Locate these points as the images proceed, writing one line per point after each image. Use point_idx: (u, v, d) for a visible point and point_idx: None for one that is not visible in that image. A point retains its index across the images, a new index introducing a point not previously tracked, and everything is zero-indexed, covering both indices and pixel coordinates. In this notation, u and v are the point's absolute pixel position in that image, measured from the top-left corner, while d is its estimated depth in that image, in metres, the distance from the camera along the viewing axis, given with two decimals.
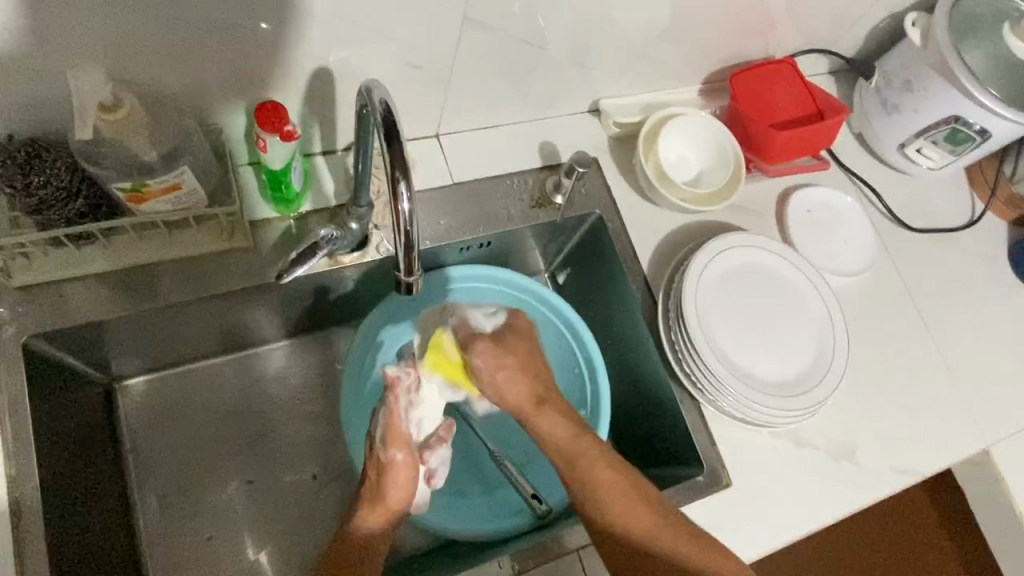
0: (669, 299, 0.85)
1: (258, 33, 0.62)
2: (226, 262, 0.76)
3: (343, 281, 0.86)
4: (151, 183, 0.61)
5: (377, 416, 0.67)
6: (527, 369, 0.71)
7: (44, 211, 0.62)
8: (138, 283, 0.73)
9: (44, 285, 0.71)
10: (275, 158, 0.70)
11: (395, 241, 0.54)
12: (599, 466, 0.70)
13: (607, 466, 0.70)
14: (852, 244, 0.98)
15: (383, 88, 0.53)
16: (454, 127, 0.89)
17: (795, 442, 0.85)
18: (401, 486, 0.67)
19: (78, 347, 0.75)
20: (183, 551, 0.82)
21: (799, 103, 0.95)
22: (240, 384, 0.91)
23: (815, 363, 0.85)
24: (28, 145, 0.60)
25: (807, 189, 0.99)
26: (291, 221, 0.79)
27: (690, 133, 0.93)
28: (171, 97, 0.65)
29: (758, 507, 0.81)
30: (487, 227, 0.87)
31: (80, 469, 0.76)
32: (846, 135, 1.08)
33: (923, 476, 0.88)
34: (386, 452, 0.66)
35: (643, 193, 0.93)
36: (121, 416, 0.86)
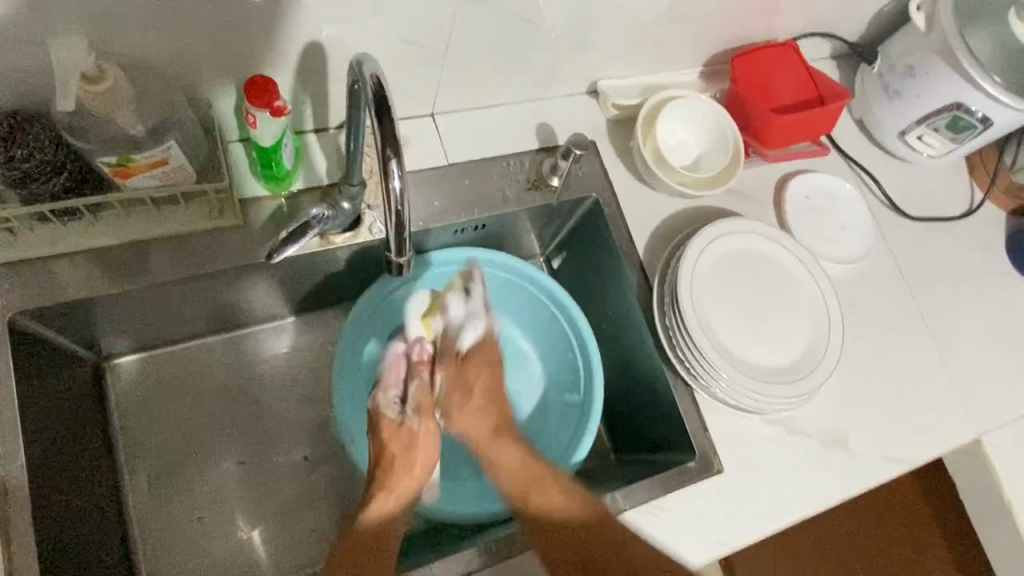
0: (664, 285, 0.84)
1: (249, 5, 0.60)
2: (216, 241, 0.75)
3: (335, 262, 0.85)
4: (137, 157, 0.60)
5: (410, 385, 0.75)
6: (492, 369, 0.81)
7: (28, 185, 0.60)
8: (126, 261, 0.72)
9: (30, 261, 0.70)
10: (265, 134, 0.68)
11: (387, 220, 0.53)
12: (517, 460, 0.77)
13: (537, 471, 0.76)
14: (849, 231, 0.98)
15: (375, 63, 0.52)
16: (449, 107, 0.87)
17: (788, 430, 0.85)
18: (423, 454, 0.74)
19: (65, 324, 0.74)
20: (172, 530, 0.82)
21: (801, 87, 0.94)
22: (231, 364, 0.90)
23: (810, 350, 0.85)
24: (11, 117, 0.59)
25: (805, 175, 0.98)
26: (283, 200, 0.78)
27: (690, 116, 0.91)
28: (158, 70, 0.63)
29: (749, 493, 0.81)
30: (482, 209, 0.86)
31: (69, 448, 0.75)
32: (847, 121, 1.07)
33: (914, 464, 0.88)
34: (416, 420, 0.74)
35: (641, 177, 0.92)
36: (110, 394, 0.85)
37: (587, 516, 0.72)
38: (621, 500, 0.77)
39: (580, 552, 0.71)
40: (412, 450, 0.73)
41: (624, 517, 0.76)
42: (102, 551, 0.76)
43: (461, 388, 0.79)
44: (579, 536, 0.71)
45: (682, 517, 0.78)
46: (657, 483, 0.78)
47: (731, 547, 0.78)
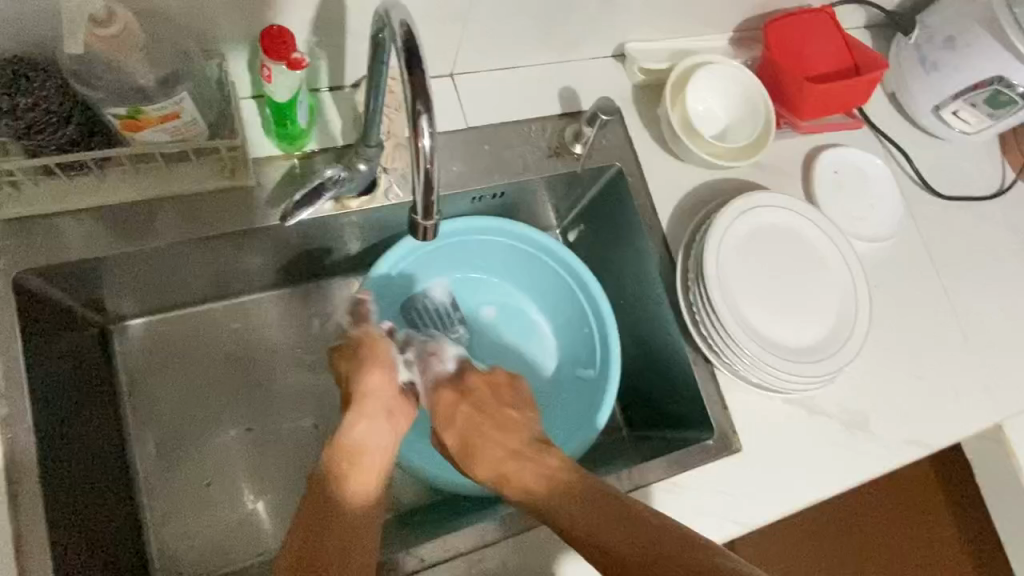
0: (688, 260, 0.82)
1: None
2: (228, 201, 0.72)
3: (349, 227, 0.82)
4: (148, 108, 0.56)
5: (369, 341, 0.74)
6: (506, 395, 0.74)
7: (33, 136, 0.57)
8: (135, 220, 0.69)
9: (34, 218, 0.67)
10: (281, 89, 0.65)
11: (414, 182, 0.49)
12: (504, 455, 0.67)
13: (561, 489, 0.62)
14: (878, 209, 0.94)
15: (403, 11, 0.48)
16: (469, 68, 0.84)
17: (808, 410, 0.83)
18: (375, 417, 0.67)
19: (70, 284, 0.72)
20: (181, 496, 0.80)
21: (835, 56, 0.90)
22: (240, 330, 0.88)
23: (835, 329, 0.83)
24: (14, 64, 0.56)
25: (835, 149, 0.94)
26: (296, 160, 0.75)
27: (719, 83, 0.88)
28: (169, 16, 0.60)
29: (768, 473, 0.79)
30: (501, 175, 0.83)
31: (76, 411, 0.73)
32: (879, 95, 1.03)
33: (935, 447, 0.86)
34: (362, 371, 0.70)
35: (666, 147, 0.88)
36: (117, 358, 0.83)
37: (583, 486, 0.62)
38: (639, 478, 0.75)
39: (587, 527, 0.58)
40: (370, 370, 0.69)
41: (642, 494, 0.75)
42: (111, 517, 0.75)
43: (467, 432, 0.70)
44: (571, 502, 0.60)
45: (700, 496, 0.76)
46: (675, 461, 0.77)
47: (748, 527, 0.77)
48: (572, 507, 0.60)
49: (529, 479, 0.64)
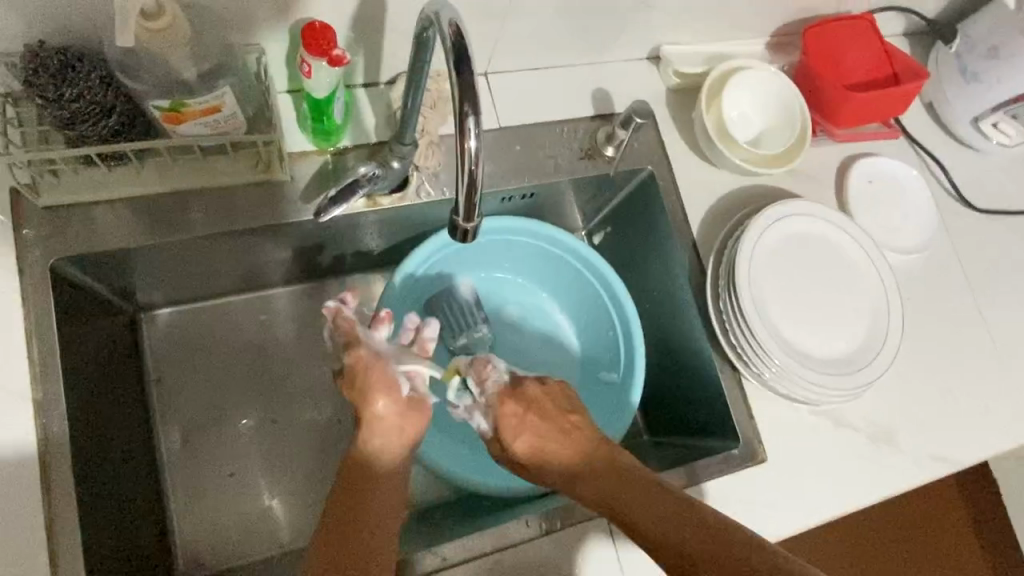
0: (718, 267, 0.81)
1: None
2: (261, 195, 0.72)
3: (378, 223, 0.82)
4: (190, 102, 0.56)
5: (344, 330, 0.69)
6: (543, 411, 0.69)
7: (76, 126, 0.58)
8: (169, 211, 0.70)
9: (72, 206, 0.67)
10: (319, 85, 0.65)
11: (456, 183, 0.49)
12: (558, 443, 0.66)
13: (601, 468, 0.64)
14: (912, 220, 0.93)
15: (452, 11, 0.48)
16: (503, 67, 0.83)
17: (835, 422, 0.82)
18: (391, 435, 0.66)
19: (104, 271, 0.73)
20: (204, 485, 0.81)
21: (874, 64, 0.88)
22: (266, 323, 0.88)
23: (866, 341, 0.82)
24: (61, 54, 0.56)
25: (869, 159, 0.93)
26: (329, 156, 0.75)
27: (756, 88, 0.86)
28: (212, 9, 0.60)
29: (793, 485, 0.78)
30: (533, 175, 0.82)
31: (106, 397, 0.74)
32: (915, 104, 1.01)
33: (963, 465, 0.85)
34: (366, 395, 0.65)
35: (699, 151, 0.87)
36: (146, 346, 0.84)
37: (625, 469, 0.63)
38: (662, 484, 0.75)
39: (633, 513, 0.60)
40: (379, 395, 0.65)
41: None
42: (137, 505, 0.75)
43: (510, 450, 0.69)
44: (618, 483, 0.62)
45: (723, 505, 0.76)
46: (700, 469, 0.76)
47: (771, 538, 0.76)
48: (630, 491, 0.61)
49: (585, 481, 0.64)
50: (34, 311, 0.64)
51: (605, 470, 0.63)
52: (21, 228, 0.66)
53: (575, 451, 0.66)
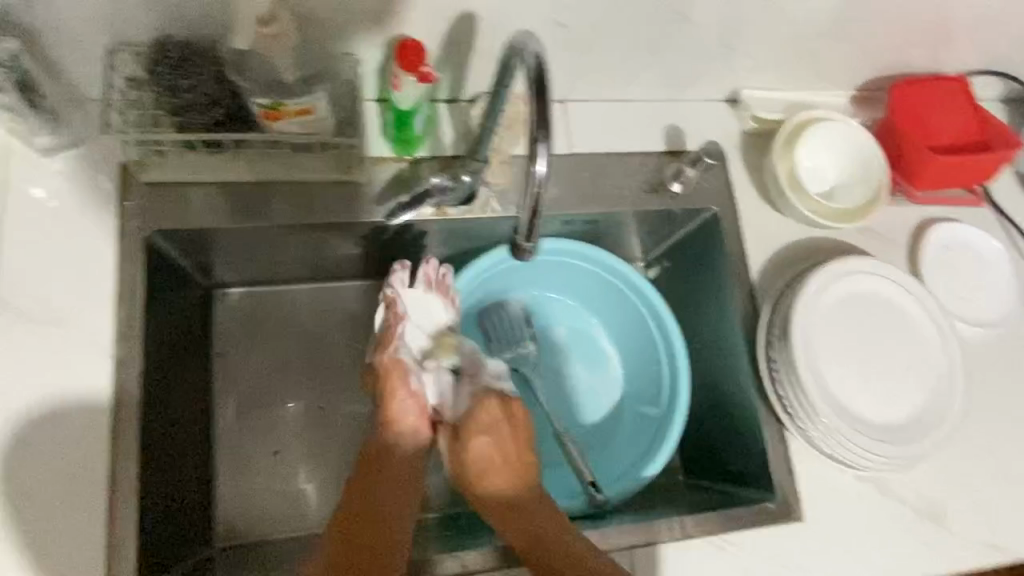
0: (774, 315, 0.80)
1: None
2: (339, 193, 0.77)
3: (442, 232, 0.85)
4: (288, 103, 0.62)
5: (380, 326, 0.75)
6: (499, 442, 0.69)
7: (186, 113, 0.65)
8: (254, 200, 0.75)
9: (171, 185, 0.74)
10: (404, 98, 0.69)
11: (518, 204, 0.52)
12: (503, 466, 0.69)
13: (514, 505, 0.68)
14: (988, 293, 0.89)
15: (536, 43, 0.51)
16: (581, 96, 0.86)
17: (880, 490, 0.79)
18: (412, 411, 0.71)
19: (189, 246, 0.79)
20: (249, 458, 0.86)
21: (964, 127, 0.86)
22: (326, 313, 0.93)
23: (923, 410, 0.78)
24: (185, 50, 0.64)
25: (948, 224, 0.90)
26: (404, 164, 0.78)
27: (834, 141, 0.85)
28: (318, 19, 0.65)
29: (827, 547, 0.76)
30: (597, 204, 0.84)
31: (175, 363, 0.80)
32: (1006, 172, 0.97)
33: (1019, 557, 0.80)
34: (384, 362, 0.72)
35: (768, 197, 0.87)
36: (216, 320, 0.90)
37: (535, 507, 0.68)
38: (691, 527, 0.74)
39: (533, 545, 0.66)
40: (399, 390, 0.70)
41: (690, 545, 0.73)
42: (188, 467, 0.80)
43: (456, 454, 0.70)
44: (524, 513, 0.68)
45: (751, 557, 0.74)
46: (731, 516, 0.75)
47: None
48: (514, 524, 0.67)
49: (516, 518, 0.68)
50: (126, 275, 0.70)
51: (519, 500, 0.68)
52: (127, 199, 0.72)
53: (507, 479, 0.69)
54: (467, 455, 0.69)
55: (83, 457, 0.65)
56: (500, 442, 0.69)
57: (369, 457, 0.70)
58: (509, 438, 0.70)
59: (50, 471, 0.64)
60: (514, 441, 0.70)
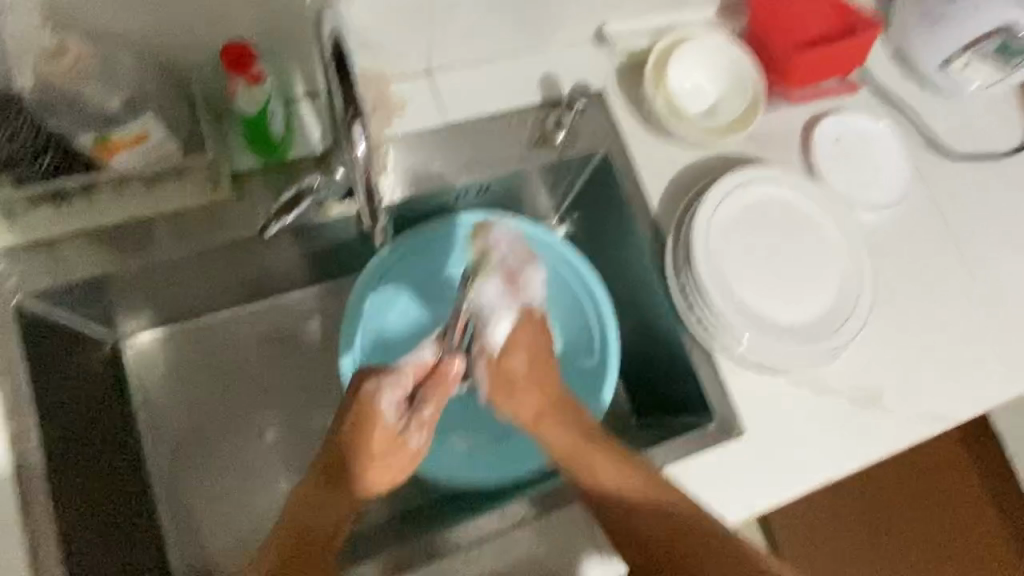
0: (678, 243, 0.80)
1: None
2: (216, 216, 0.74)
3: (336, 232, 0.83)
4: (116, 133, 0.59)
5: (276, 321, 0.92)
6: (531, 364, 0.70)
7: (14, 168, 0.60)
8: (126, 240, 0.72)
9: (35, 245, 0.70)
10: (247, 103, 0.66)
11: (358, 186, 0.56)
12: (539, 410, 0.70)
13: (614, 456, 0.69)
14: (883, 174, 0.90)
15: (337, 18, 0.54)
16: (446, 64, 0.84)
17: (814, 388, 0.81)
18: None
19: (72, 306, 0.75)
20: (196, 500, 0.84)
21: (827, 19, 0.86)
22: (245, 339, 0.90)
23: (838, 305, 0.79)
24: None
25: (834, 117, 0.90)
26: (276, 171, 0.76)
27: (706, 60, 0.85)
28: (128, 40, 0.61)
29: (771, 456, 0.78)
30: (483, 170, 0.82)
31: (91, 424, 0.76)
32: (882, 55, 0.98)
33: (952, 421, 0.83)
34: None
35: (652, 126, 0.86)
36: (130, 373, 0.87)
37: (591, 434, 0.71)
38: None
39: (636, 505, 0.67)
40: None
41: (695, 461, 0.76)
42: (129, 525, 0.77)
43: (509, 386, 0.70)
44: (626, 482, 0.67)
45: (699, 483, 0.76)
46: (677, 447, 0.76)
47: (752, 512, 0.76)
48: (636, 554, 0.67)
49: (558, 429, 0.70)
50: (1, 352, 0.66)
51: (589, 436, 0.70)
52: None
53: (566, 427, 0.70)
54: (515, 384, 0.70)
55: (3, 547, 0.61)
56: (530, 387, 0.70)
57: (29, 512, 0.62)
58: (546, 385, 0.71)
59: None
60: (537, 354, 0.70)
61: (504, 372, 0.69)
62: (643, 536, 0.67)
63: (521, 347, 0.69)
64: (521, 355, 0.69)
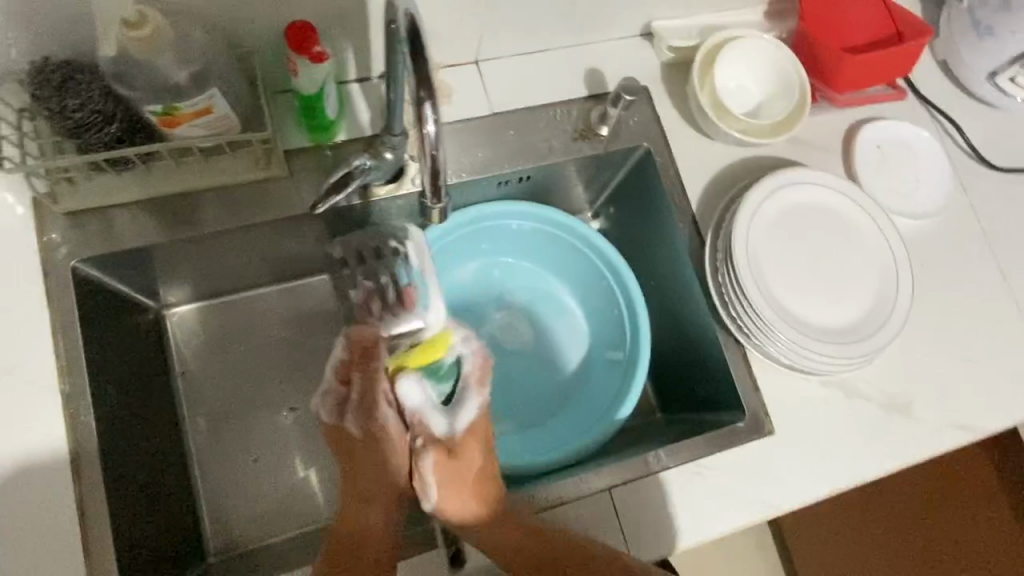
0: (717, 240, 0.81)
1: None
2: (266, 192, 0.76)
3: (379, 214, 0.85)
4: (182, 106, 0.59)
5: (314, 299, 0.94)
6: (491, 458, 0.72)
7: (82, 134, 0.62)
8: (178, 210, 0.74)
9: (91, 211, 0.72)
10: (306, 83, 0.68)
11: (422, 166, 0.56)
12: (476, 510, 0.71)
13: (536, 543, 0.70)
14: (924, 183, 0.90)
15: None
16: (494, 54, 0.85)
17: (844, 392, 0.82)
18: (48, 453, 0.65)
19: (123, 272, 0.77)
20: (229, 468, 0.86)
21: (876, 25, 0.86)
22: (283, 315, 0.92)
23: (872, 310, 0.80)
24: (64, 65, 0.60)
25: (877, 123, 0.90)
26: (326, 151, 0.77)
27: (752, 60, 0.85)
28: (197, 16, 0.63)
29: (799, 456, 0.78)
30: (525, 160, 0.83)
31: (135, 388, 0.79)
32: (928, 64, 0.97)
33: (982, 432, 0.83)
34: None
35: (695, 124, 0.87)
36: (171, 342, 0.89)
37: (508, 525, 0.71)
38: (663, 459, 0.76)
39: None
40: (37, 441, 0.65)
41: (723, 457, 0.77)
42: (168, 488, 0.80)
43: (456, 472, 0.70)
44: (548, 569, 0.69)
45: (727, 476, 0.77)
46: (705, 441, 0.77)
47: (778, 510, 0.76)
48: None
49: (495, 530, 0.70)
50: (58, 313, 0.69)
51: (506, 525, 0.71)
52: (45, 236, 0.71)
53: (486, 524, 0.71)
54: (462, 480, 0.71)
55: (55, 499, 0.64)
56: (460, 480, 0.71)
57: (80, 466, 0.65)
58: (478, 479, 0.71)
59: (18, 524, 0.63)
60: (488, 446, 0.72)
61: (450, 463, 0.70)
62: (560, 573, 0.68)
63: (472, 448, 0.71)
64: (476, 458, 0.71)
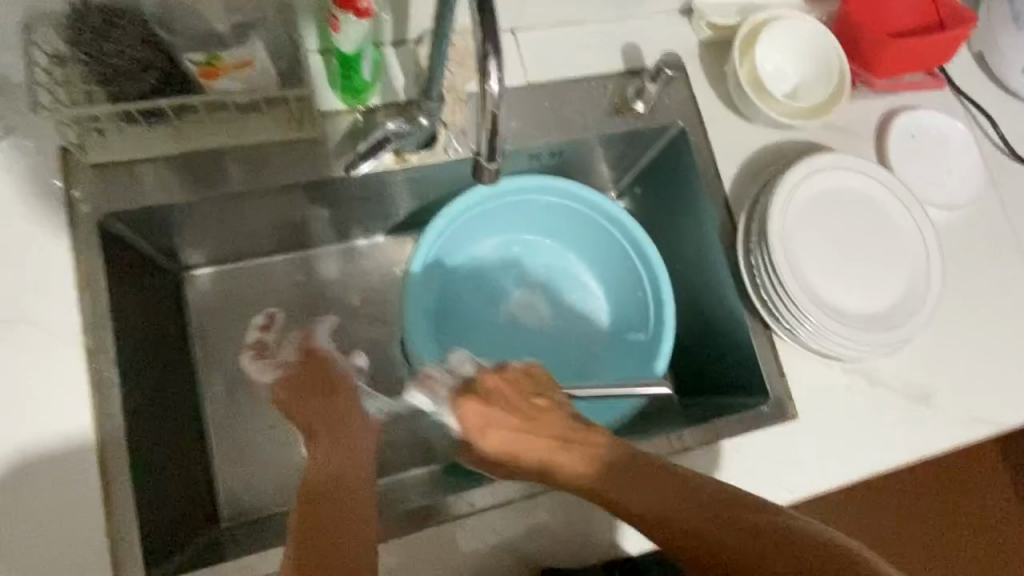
0: (750, 222, 0.80)
1: None
2: (297, 153, 0.74)
3: (407, 182, 0.83)
4: (224, 57, 0.62)
5: (334, 266, 0.92)
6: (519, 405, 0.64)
7: (118, 82, 0.61)
8: (207, 168, 0.72)
9: (119, 164, 0.70)
10: (347, 41, 0.66)
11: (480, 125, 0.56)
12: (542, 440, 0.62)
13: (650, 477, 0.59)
14: (955, 175, 0.89)
15: None
16: (531, 24, 0.83)
17: (868, 380, 0.81)
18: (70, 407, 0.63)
19: (145, 229, 0.75)
20: (244, 434, 0.84)
21: (917, 12, 0.85)
22: (303, 282, 0.91)
23: (902, 298, 0.79)
24: (104, 11, 0.60)
25: (912, 112, 0.89)
26: (359, 115, 0.76)
27: (792, 42, 0.84)
28: None
29: (822, 442, 0.78)
30: (559, 133, 0.82)
31: (155, 347, 0.78)
32: (964, 56, 0.97)
33: (1002, 425, 0.83)
34: None
35: (731, 105, 0.86)
36: (189, 305, 0.87)
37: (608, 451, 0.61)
38: (688, 440, 0.75)
39: (687, 522, 0.55)
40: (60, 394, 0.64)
41: (747, 440, 0.77)
42: (185, 450, 0.79)
43: (495, 420, 0.63)
44: (667, 485, 0.58)
45: (750, 460, 0.76)
46: (730, 424, 0.77)
47: (798, 496, 0.76)
48: (685, 512, 0.56)
49: (582, 457, 0.61)
50: (82, 266, 0.67)
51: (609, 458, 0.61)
52: (70, 188, 0.69)
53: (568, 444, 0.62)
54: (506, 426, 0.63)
55: (77, 454, 0.63)
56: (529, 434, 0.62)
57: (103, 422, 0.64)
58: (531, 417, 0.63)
59: (38, 478, 0.62)
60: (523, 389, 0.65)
61: (487, 414, 0.63)
62: (644, 502, 0.57)
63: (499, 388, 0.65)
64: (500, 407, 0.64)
